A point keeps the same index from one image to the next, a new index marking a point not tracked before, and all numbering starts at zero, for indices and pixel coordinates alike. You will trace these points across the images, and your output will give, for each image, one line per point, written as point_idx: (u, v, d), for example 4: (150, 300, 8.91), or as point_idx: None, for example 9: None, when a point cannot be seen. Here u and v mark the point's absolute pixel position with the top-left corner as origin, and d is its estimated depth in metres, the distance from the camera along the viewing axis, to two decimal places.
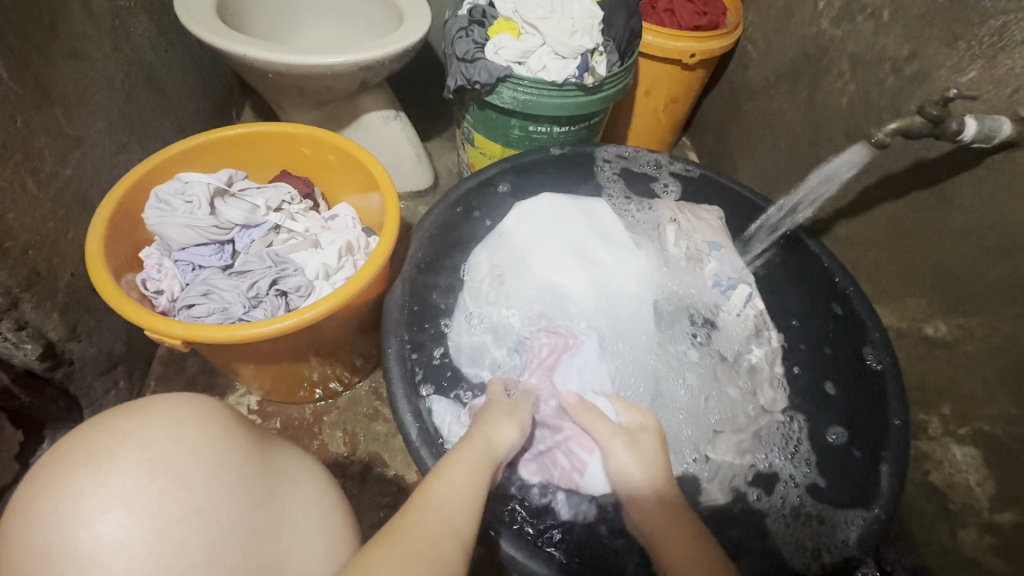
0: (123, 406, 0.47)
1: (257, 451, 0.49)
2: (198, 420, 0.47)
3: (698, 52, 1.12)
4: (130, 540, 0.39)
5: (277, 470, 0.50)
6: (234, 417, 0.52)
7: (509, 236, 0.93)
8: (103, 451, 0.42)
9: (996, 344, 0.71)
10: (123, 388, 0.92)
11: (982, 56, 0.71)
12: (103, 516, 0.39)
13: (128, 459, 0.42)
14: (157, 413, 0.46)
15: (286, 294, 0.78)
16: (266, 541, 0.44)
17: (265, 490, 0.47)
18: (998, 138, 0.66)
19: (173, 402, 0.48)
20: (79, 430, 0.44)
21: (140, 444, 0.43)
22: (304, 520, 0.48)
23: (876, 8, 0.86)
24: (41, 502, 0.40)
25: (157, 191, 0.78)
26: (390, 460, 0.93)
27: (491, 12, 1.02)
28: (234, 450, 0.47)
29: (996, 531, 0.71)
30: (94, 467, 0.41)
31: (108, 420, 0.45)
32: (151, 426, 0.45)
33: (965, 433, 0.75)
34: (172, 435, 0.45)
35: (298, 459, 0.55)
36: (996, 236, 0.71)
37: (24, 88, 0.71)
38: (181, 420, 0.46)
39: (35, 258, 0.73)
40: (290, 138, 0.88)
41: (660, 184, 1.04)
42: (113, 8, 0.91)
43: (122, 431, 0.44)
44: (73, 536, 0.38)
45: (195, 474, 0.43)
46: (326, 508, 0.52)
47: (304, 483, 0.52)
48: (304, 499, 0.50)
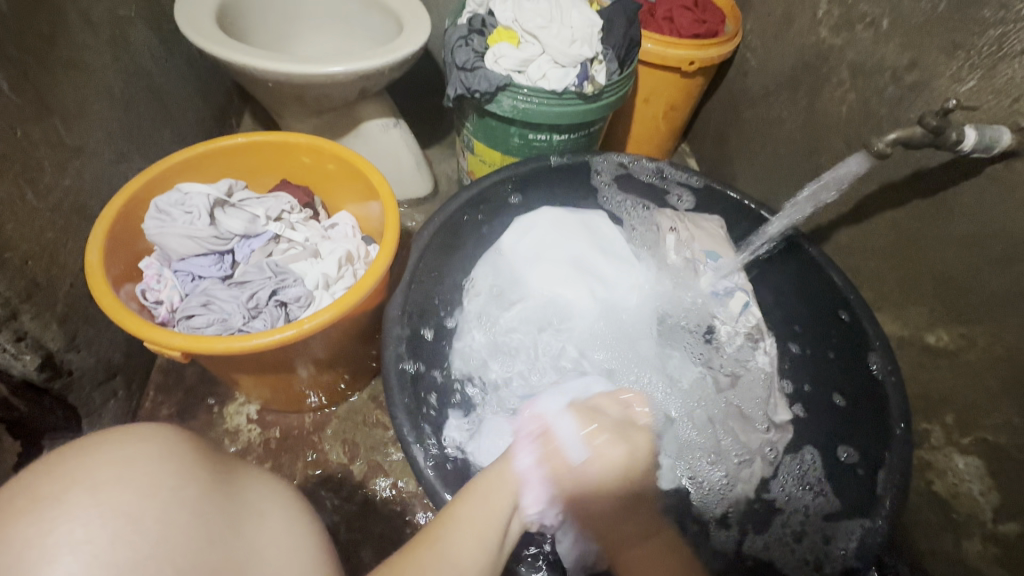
0: (77, 442, 0.42)
1: (220, 482, 0.45)
2: (159, 453, 0.42)
3: (698, 60, 1.13)
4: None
5: (242, 500, 0.46)
6: (196, 441, 0.47)
7: (509, 251, 0.93)
8: (50, 496, 0.37)
9: (998, 354, 0.71)
10: (122, 398, 0.92)
11: (981, 65, 0.71)
12: (49, 569, 0.35)
13: (79, 504, 0.37)
14: (122, 446, 0.42)
15: (286, 304, 0.77)
16: None
17: (229, 523, 0.43)
18: (999, 148, 0.66)
19: (139, 435, 0.43)
20: (33, 469, 0.40)
21: (91, 487, 0.38)
22: (269, 556, 0.44)
23: (875, 17, 0.86)
24: None
25: (157, 202, 0.78)
26: (391, 469, 0.93)
27: (491, 21, 1.02)
28: (189, 484, 0.42)
29: (1000, 542, 0.71)
30: (40, 514, 0.36)
31: (60, 460, 0.40)
32: (100, 464, 0.40)
33: (968, 443, 0.75)
34: (123, 471, 0.40)
35: (262, 486, 0.50)
36: (998, 245, 0.71)
37: (23, 99, 0.71)
38: (134, 454, 0.41)
39: (34, 269, 0.73)
40: (290, 147, 0.88)
41: (675, 194, 1.04)
42: (112, 18, 0.91)
43: (72, 470, 0.39)
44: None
45: (149, 515, 0.39)
46: (294, 537, 0.48)
47: (271, 510, 0.48)
48: (269, 530, 0.46)
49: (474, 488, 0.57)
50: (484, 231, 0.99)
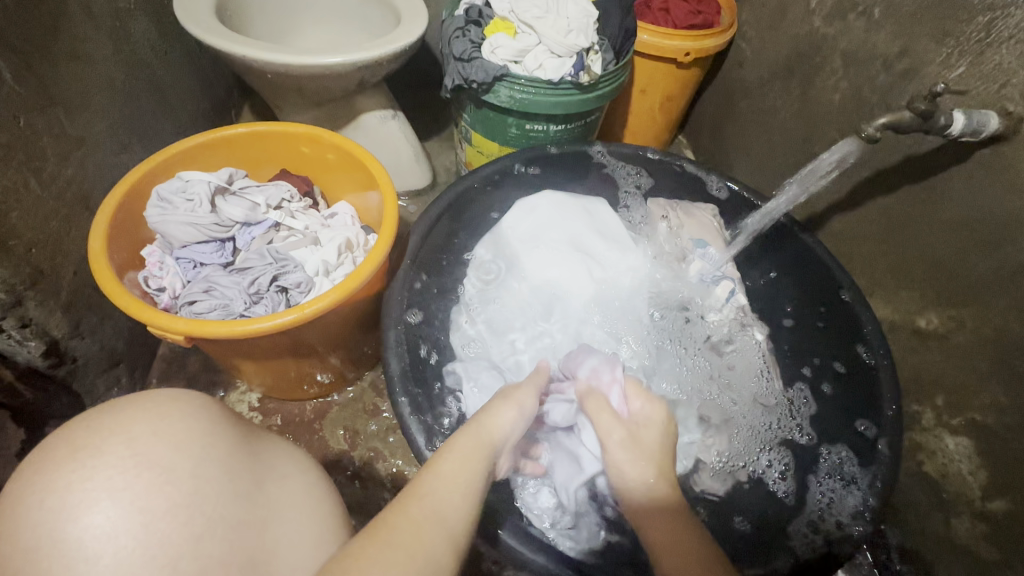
0: (112, 402, 0.48)
1: (243, 445, 0.50)
2: (184, 415, 0.48)
3: (693, 51, 1.13)
4: (119, 535, 0.40)
5: (264, 463, 0.51)
6: (224, 413, 0.52)
7: (509, 233, 0.94)
8: (89, 447, 0.43)
9: (987, 335, 0.72)
10: (125, 385, 0.93)
11: (970, 51, 0.72)
12: (89, 511, 0.40)
13: (114, 455, 0.43)
14: (149, 408, 0.47)
15: (287, 290, 0.79)
16: (252, 535, 0.45)
17: (252, 482, 0.48)
18: (986, 132, 0.67)
19: (163, 397, 0.49)
20: (66, 429, 0.45)
21: (126, 440, 0.44)
22: (291, 514, 0.49)
23: (867, 5, 0.87)
24: (30, 497, 0.41)
25: (159, 190, 0.79)
26: (391, 455, 0.95)
27: (487, 12, 1.03)
28: (219, 444, 0.48)
29: (988, 519, 0.72)
30: (81, 462, 0.42)
31: (95, 416, 0.46)
32: (140, 421, 0.45)
33: (958, 424, 0.76)
34: (158, 430, 0.45)
35: (287, 453, 0.56)
36: (987, 228, 0.72)
37: (26, 89, 0.72)
38: (170, 416, 0.47)
39: (39, 256, 0.74)
40: (289, 137, 0.89)
41: (716, 182, 1.01)
42: (113, 10, 0.92)
43: (109, 426, 0.44)
44: (60, 528, 0.39)
45: (181, 468, 0.44)
46: (314, 501, 0.53)
47: (292, 475, 0.53)
48: (293, 490, 0.52)
49: (458, 441, 0.56)
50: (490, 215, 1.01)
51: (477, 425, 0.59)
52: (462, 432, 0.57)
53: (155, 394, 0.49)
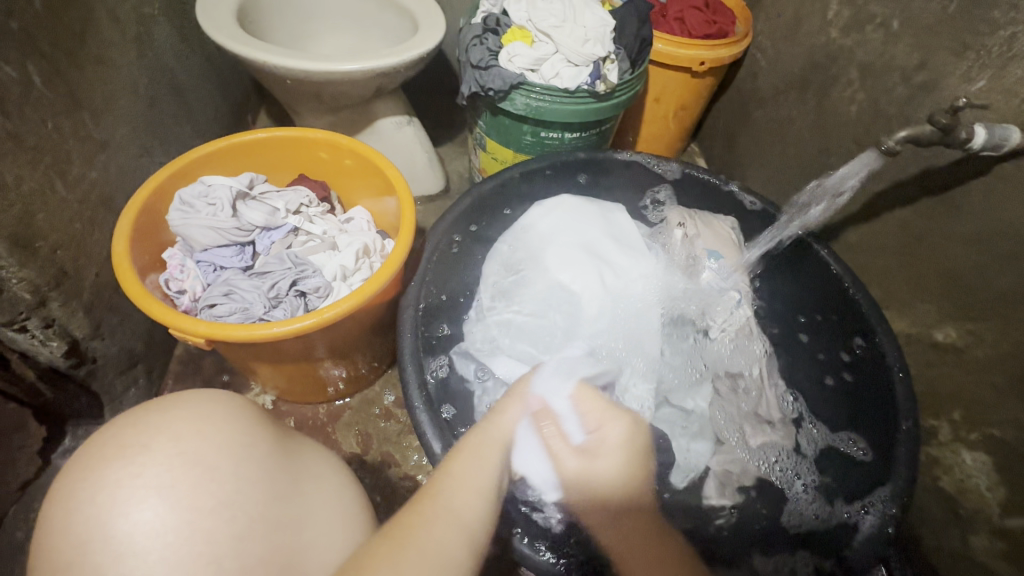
0: (155, 400, 0.49)
1: (280, 446, 0.51)
2: (226, 416, 0.48)
3: (707, 61, 1.14)
4: (167, 533, 0.41)
5: (302, 466, 0.51)
6: (258, 412, 0.52)
7: (528, 232, 0.95)
8: (137, 444, 0.44)
9: (1007, 351, 0.72)
10: (143, 386, 0.94)
11: (991, 65, 0.73)
12: (138, 507, 0.41)
13: (162, 452, 0.44)
14: (191, 407, 0.48)
15: (305, 294, 0.79)
16: (289, 536, 0.45)
17: (290, 485, 0.48)
18: (1007, 146, 0.66)
19: (204, 398, 0.49)
20: (113, 427, 0.46)
21: (172, 438, 0.45)
22: (324, 516, 0.49)
23: (886, 17, 0.87)
24: (79, 493, 0.42)
25: (182, 194, 0.80)
26: (404, 459, 0.95)
27: (505, 20, 1.04)
28: (259, 444, 0.48)
29: (1007, 536, 0.71)
30: (130, 459, 0.43)
31: (141, 414, 0.47)
32: (185, 420, 0.46)
33: (975, 439, 0.76)
34: (202, 430, 0.46)
35: (322, 455, 0.57)
36: (1009, 242, 0.71)
37: (54, 93, 0.73)
38: (212, 417, 0.47)
39: (63, 257, 0.75)
40: (308, 143, 0.90)
41: (749, 198, 0.99)
42: (137, 15, 0.94)
43: (154, 425, 0.45)
44: (110, 524, 0.40)
45: (224, 468, 0.45)
46: (348, 503, 0.53)
47: (326, 477, 0.54)
48: (327, 491, 0.52)
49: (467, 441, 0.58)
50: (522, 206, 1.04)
51: (484, 428, 0.61)
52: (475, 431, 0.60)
53: (201, 393, 0.50)
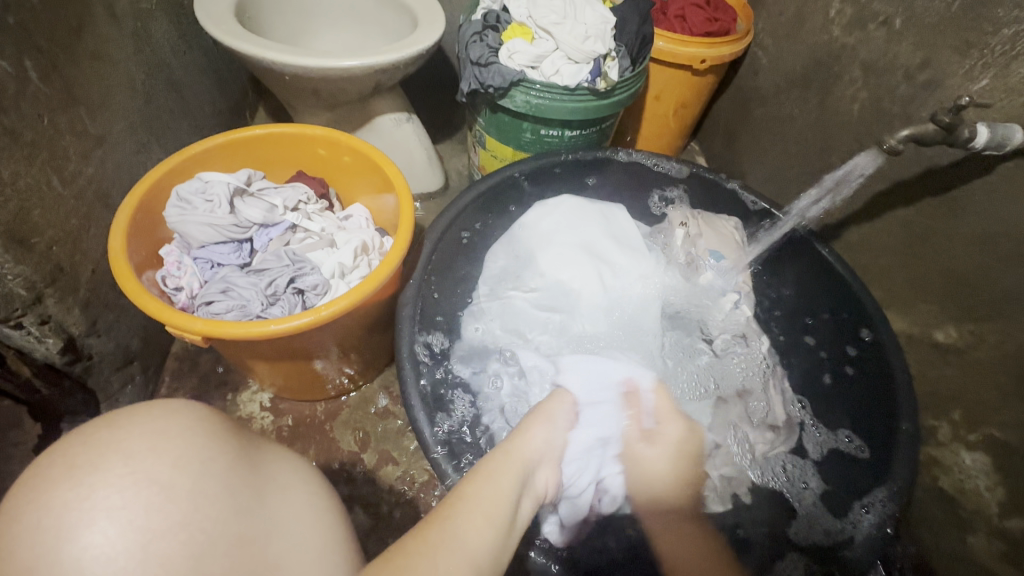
0: (111, 414, 0.47)
1: (243, 458, 0.49)
2: (183, 430, 0.47)
3: (708, 58, 1.13)
4: (118, 556, 0.39)
5: (265, 476, 0.50)
6: (221, 424, 0.51)
7: (529, 229, 0.95)
8: (86, 464, 0.42)
9: (1008, 351, 0.71)
10: (139, 383, 0.94)
11: (994, 64, 0.72)
12: (88, 530, 0.39)
13: (112, 472, 0.42)
14: (146, 422, 0.46)
15: (303, 292, 0.79)
16: (256, 551, 0.44)
17: (254, 497, 0.47)
18: (1010, 146, 0.66)
19: (164, 410, 0.48)
20: (63, 445, 0.44)
21: (124, 457, 0.43)
22: (294, 527, 0.48)
23: (888, 16, 0.87)
24: (26, 516, 0.40)
25: (179, 190, 0.80)
26: (401, 457, 0.95)
27: (505, 17, 1.03)
28: (218, 459, 0.47)
29: (1007, 537, 0.71)
30: (78, 480, 0.41)
31: (94, 430, 0.45)
32: (138, 436, 0.45)
33: (975, 439, 0.76)
34: (156, 446, 0.44)
35: (288, 465, 0.55)
36: (1011, 242, 0.71)
37: (51, 87, 0.73)
38: (168, 431, 0.46)
39: (59, 254, 0.74)
40: (306, 139, 0.90)
41: (750, 197, 0.98)
42: (135, 10, 0.93)
43: (106, 443, 0.43)
44: (58, 549, 0.39)
45: (180, 486, 0.43)
46: (318, 512, 0.52)
47: (293, 487, 0.52)
48: (294, 502, 0.51)
49: (483, 466, 0.56)
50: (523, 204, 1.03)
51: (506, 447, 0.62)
52: (493, 456, 0.59)
53: (159, 405, 0.48)
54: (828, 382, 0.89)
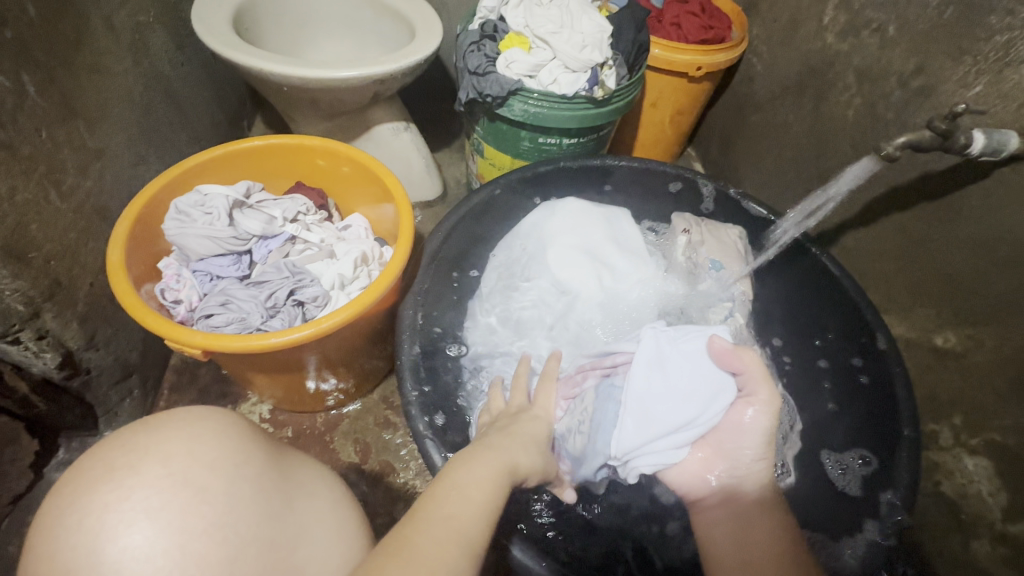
0: (143, 420, 0.48)
1: (271, 464, 0.51)
2: (217, 433, 0.48)
3: (704, 65, 1.14)
4: (156, 556, 0.40)
5: (292, 480, 0.52)
6: (251, 430, 0.53)
7: (533, 232, 0.95)
8: (125, 466, 0.43)
9: (1007, 355, 0.72)
10: (138, 397, 0.93)
11: (988, 70, 0.73)
12: (127, 531, 0.40)
13: (151, 474, 0.43)
14: (181, 427, 0.47)
15: (303, 304, 0.79)
16: (283, 555, 0.46)
17: (282, 502, 0.48)
18: (1006, 151, 0.67)
19: (192, 416, 0.49)
20: (98, 450, 0.45)
21: (162, 459, 0.44)
22: (319, 534, 0.49)
23: (881, 23, 0.88)
24: (66, 519, 0.41)
25: (178, 203, 0.80)
26: (402, 469, 0.94)
27: (502, 27, 1.04)
28: (251, 462, 0.48)
29: (1010, 542, 0.71)
30: (118, 482, 0.42)
31: (128, 435, 0.46)
32: (174, 439, 0.46)
33: (977, 443, 0.75)
34: (192, 448, 0.46)
35: (311, 470, 0.56)
36: (1008, 247, 0.71)
37: (49, 102, 0.72)
38: (202, 434, 0.47)
39: (57, 268, 0.74)
40: (304, 151, 0.89)
41: (752, 205, 0.98)
42: (133, 23, 0.93)
43: (145, 445, 0.45)
44: (99, 550, 0.40)
45: (216, 488, 0.45)
46: (341, 518, 0.53)
47: (318, 493, 0.54)
48: (319, 508, 0.52)
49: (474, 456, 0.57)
50: (520, 211, 1.03)
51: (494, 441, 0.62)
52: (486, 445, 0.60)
53: (188, 412, 0.50)
54: (833, 410, 0.87)
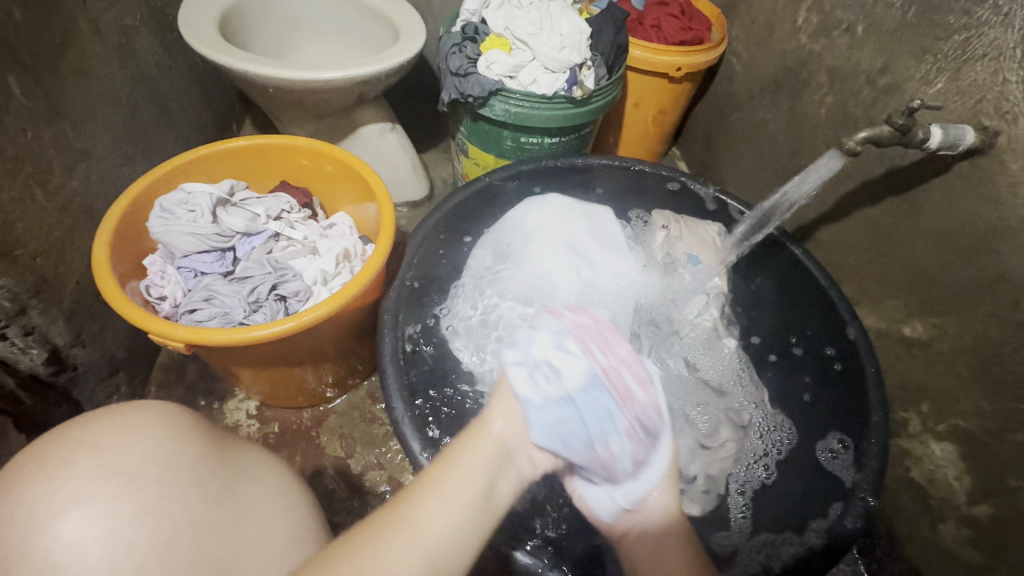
0: (85, 415, 0.51)
1: (213, 451, 0.53)
2: (151, 424, 0.51)
3: (684, 66, 1.16)
4: (88, 543, 0.44)
5: (238, 466, 0.54)
6: (193, 420, 0.55)
7: (514, 226, 0.96)
8: (57, 459, 0.46)
9: (968, 343, 0.74)
10: (125, 393, 0.94)
11: (947, 68, 0.75)
12: (57, 520, 0.44)
13: (82, 465, 0.46)
14: (114, 419, 0.50)
15: (285, 298, 0.81)
16: (225, 535, 0.48)
17: (224, 485, 0.51)
18: (963, 146, 0.69)
19: (131, 408, 0.52)
20: (39, 443, 0.49)
21: (93, 451, 0.47)
22: (263, 514, 0.52)
23: (850, 23, 0.90)
24: (2, 508, 0.44)
25: (162, 201, 0.81)
26: (388, 462, 0.96)
27: (483, 29, 1.06)
28: (190, 451, 0.51)
29: (974, 524, 0.74)
30: (50, 473, 0.45)
31: (66, 429, 0.49)
32: (105, 434, 0.49)
33: (943, 430, 0.78)
34: (124, 439, 0.48)
35: (259, 457, 0.59)
36: (966, 238, 0.74)
37: (34, 103, 0.74)
38: (135, 428, 0.49)
39: (43, 265, 0.76)
40: (288, 150, 0.91)
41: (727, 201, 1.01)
42: (119, 27, 0.95)
43: (77, 439, 0.48)
44: (31, 538, 0.43)
45: (149, 476, 0.47)
46: (288, 500, 0.56)
47: (266, 476, 0.56)
48: (265, 490, 0.54)
49: (456, 451, 0.57)
50: (504, 207, 1.04)
51: (477, 432, 0.61)
52: (468, 437, 0.60)
53: (126, 407, 0.52)
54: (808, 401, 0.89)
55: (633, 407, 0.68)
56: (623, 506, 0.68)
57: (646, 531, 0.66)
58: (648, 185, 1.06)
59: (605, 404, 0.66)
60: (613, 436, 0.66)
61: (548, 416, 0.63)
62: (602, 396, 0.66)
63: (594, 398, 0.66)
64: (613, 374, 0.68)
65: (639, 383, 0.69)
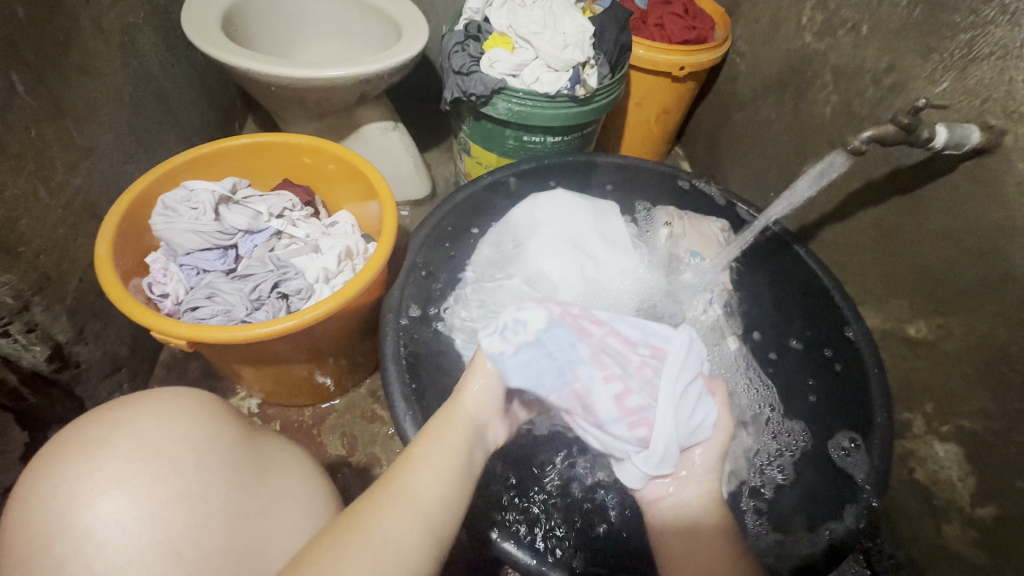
0: (122, 398, 0.51)
1: (245, 440, 0.53)
2: (189, 411, 0.51)
3: (687, 65, 1.16)
4: (126, 523, 0.43)
5: (265, 457, 0.54)
6: (226, 409, 0.55)
7: (520, 223, 0.96)
8: (99, 439, 0.47)
9: (973, 343, 0.73)
10: (127, 390, 0.95)
11: (953, 67, 0.75)
12: (98, 499, 0.44)
13: (122, 446, 0.46)
14: (152, 403, 0.50)
15: (287, 296, 0.80)
16: (254, 524, 0.48)
17: (254, 474, 0.51)
18: (968, 145, 0.69)
19: (168, 393, 0.52)
20: (79, 424, 0.49)
21: (134, 432, 0.47)
22: (289, 507, 0.52)
23: (856, 22, 0.90)
24: (44, 486, 0.45)
25: (165, 199, 0.82)
26: (389, 460, 0.96)
27: (486, 28, 1.06)
28: (224, 437, 0.51)
29: (979, 526, 0.74)
30: (91, 453, 0.46)
31: (106, 410, 0.49)
32: (145, 416, 0.49)
33: (947, 430, 0.77)
34: (162, 423, 0.48)
35: (285, 448, 0.59)
36: (972, 238, 0.73)
37: (38, 101, 0.74)
38: (173, 412, 0.50)
39: (46, 262, 0.76)
40: (290, 148, 0.91)
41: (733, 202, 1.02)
42: (123, 25, 0.95)
43: (116, 421, 0.48)
44: (71, 516, 0.43)
45: (186, 459, 0.47)
46: (311, 493, 0.56)
47: (291, 469, 0.56)
48: (291, 482, 0.54)
49: (433, 427, 0.58)
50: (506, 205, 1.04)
51: (448, 410, 0.60)
52: (442, 413, 0.60)
53: (161, 392, 0.52)
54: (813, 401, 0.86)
55: (598, 338, 0.64)
56: (649, 471, 0.63)
57: (687, 512, 0.63)
58: (652, 184, 1.07)
59: (568, 351, 0.62)
60: (587, 372, 0.62)
61: (521, 366, 0.61)
62: (566, 345, 0.62)
63: (559, 337, 0.62)
64: (575, 317, 0.64)
65: (600, 319, 0.65)
